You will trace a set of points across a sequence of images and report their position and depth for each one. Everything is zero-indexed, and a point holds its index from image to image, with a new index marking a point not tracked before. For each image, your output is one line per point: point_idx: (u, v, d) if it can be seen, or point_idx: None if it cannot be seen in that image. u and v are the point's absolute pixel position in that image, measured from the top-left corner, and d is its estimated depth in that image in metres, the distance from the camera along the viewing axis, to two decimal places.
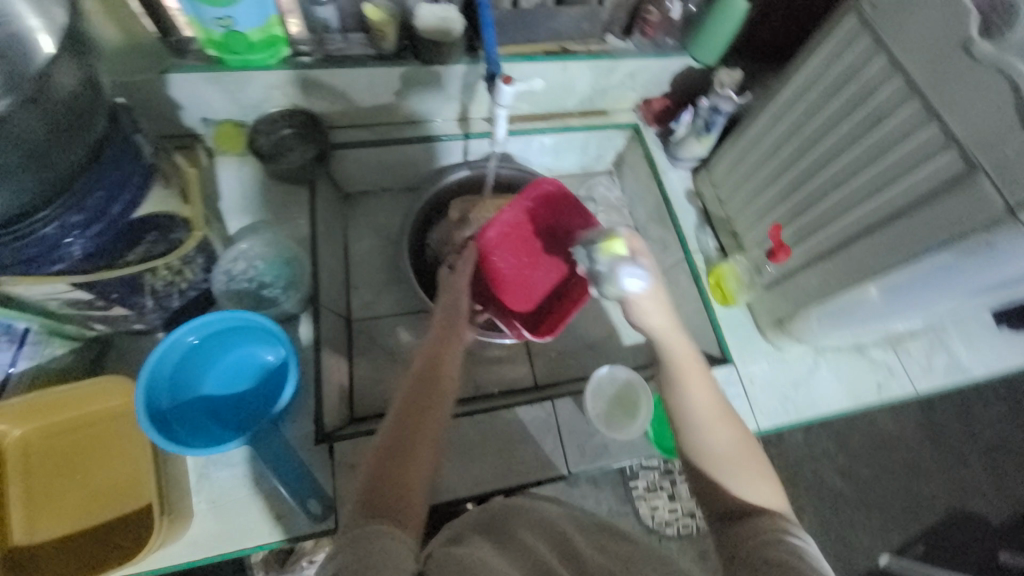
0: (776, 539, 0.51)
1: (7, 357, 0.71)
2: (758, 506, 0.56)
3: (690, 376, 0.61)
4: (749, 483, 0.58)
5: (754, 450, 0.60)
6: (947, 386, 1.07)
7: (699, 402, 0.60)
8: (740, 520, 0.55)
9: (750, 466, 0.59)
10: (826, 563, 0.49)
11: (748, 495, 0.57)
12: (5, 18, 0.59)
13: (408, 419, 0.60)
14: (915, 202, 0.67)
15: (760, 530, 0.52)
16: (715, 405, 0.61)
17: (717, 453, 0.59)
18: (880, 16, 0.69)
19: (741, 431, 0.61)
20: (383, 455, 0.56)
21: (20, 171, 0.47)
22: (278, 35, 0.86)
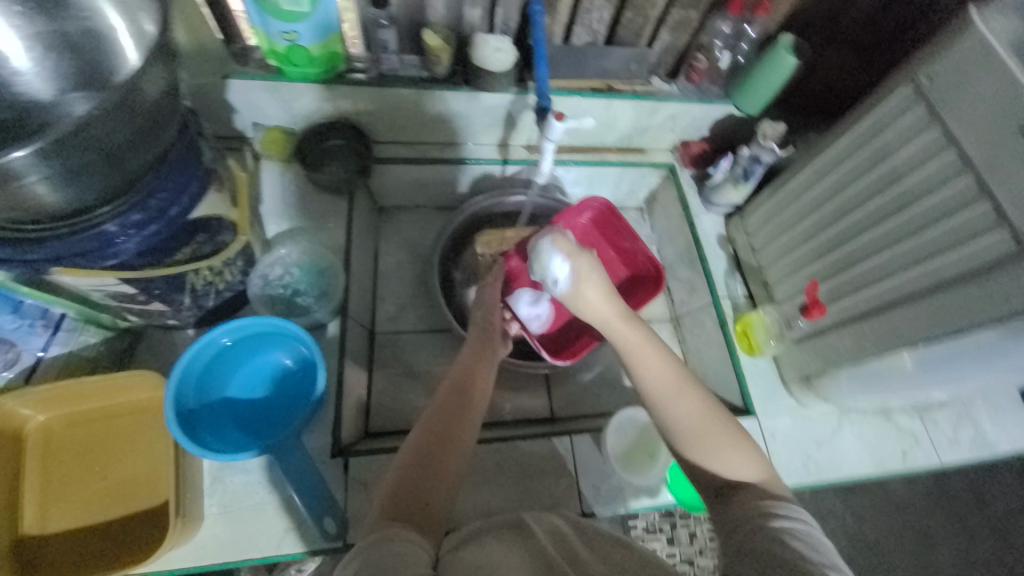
0: (761, 522, 0.52)
1: (39, 342, 0.70)
2: (744, 485, 0.58)
3: (638, 351, 0.63)
4: (730, 457, 0.59)
5: (717, 416, 0.61)
6: (971, 460, 1.03)
7: (650, 384, 0.62)
8: (732, 503, 0.57)
9: (725, 436, 0.60)
10: (817, 539, 0.50)
11: (733, 471, 0.59)
12: (88, 14, 0.60)
13: (434, 427, 0.63)
14: (960, 276, 0.67)
15: (749, 517, 0.53)
16: (669, 377, 0.62)
17: (685, 428, 0.60)
18: (936, 88, 0.69)
19: (704, 397, 0.62)
20: (410, 460, 0.60)
21: (95, 171, 0.49)
22: (338, 51, 0.89)
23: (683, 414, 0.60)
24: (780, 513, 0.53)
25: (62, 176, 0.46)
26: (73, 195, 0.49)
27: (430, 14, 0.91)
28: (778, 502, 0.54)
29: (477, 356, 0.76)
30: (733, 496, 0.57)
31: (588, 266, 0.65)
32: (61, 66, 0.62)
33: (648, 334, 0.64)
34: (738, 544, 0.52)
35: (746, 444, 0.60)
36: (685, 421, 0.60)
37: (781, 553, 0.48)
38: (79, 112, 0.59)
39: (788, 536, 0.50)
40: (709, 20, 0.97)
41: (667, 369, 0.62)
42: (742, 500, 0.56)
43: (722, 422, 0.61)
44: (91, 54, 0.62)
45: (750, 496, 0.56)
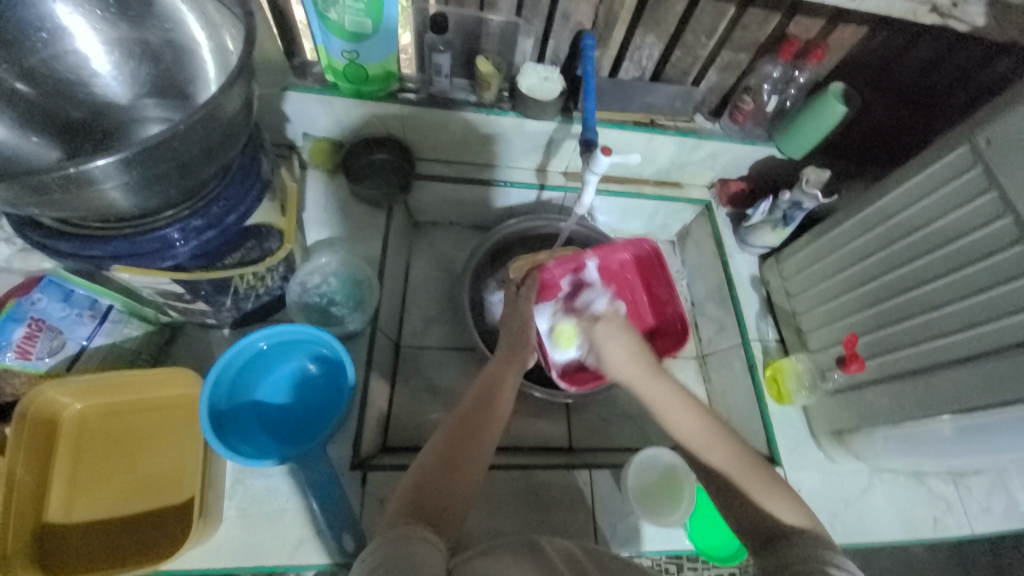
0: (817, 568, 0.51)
1: (83, 331, 0.71)
2: (792, 530, 0.57)
3: (665, 407, 0.71)
4: (771, 503, 0.60)
5: (753, 465, 0.63)
6: (1006, 533, 0.98)
7: (685, 440, 0.68)
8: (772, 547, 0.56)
9: (763, 481, 0.62)
10: None
11: (778, 515, 0.59)
12: (171, 26, 0.62)
13: (459, 433, 0.63)
14: (1015, 345, 0.65)
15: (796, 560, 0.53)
16: (699, 431, 0.67)
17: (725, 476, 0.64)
18: (995, 152, 0.68)
19: (739, 446, 0.65)
20: (433, 464, 0.59)
21: (168, 179, 0.51)
22: (393, 71, 0.91)
23: (720, 463, 0.64)
24: (826, 560, 0.52)
25: (138, 183, 0.49)
26: (142, 201, 0.52)
27: (484, 41, 0.94)
28: (829, 548, 0.53)
29: (504, 365, 0.74)
30: (778, 538, 0.56)
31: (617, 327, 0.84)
32: (139, 72, 0.65)
33: (674, 390, 0.72)
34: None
35: (785, 490, 0.61)
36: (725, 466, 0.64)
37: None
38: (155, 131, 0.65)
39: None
40: (759, 64, 0.97)
41: (698, 420, 0.68)
42: (782, 546, 0.55)
43: (754, 470, 0.63)
44: (169, 62, 0.65)
45: (793, 543, 0.55)
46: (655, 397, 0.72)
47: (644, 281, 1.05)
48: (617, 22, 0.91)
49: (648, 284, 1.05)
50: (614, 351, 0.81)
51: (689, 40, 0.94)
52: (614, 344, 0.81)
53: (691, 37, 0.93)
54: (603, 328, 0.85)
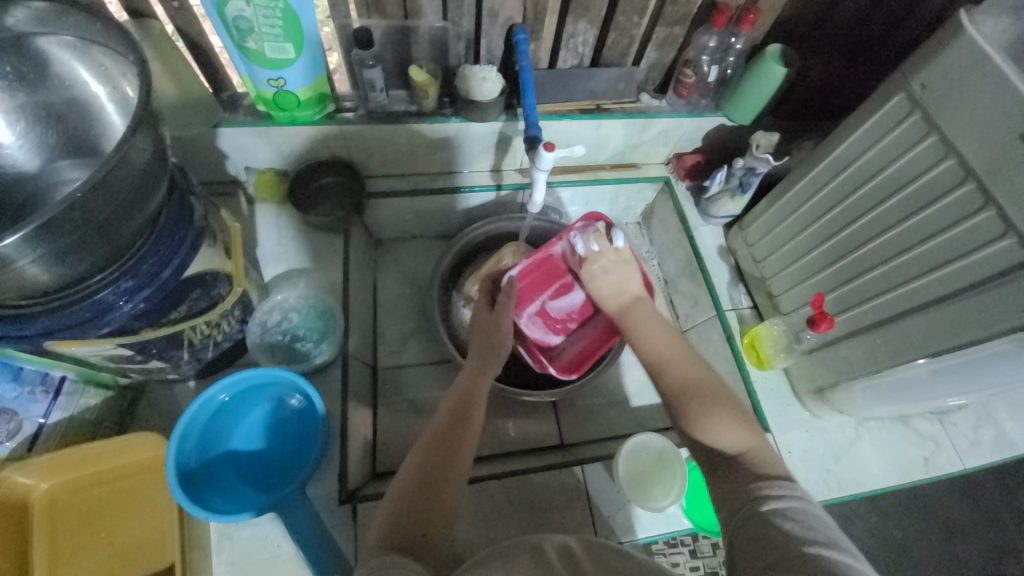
0: (753, 512, 0.51)
1: (39, 409, 0.69)
2: (736, 456, 0.59)
3: (645, 329, 0.75)
4: (718, 427, 0.61)
5: (714, 389, 0.65)
6: (995, 462, 1.01)
7: (648, 359, 0.71)
8: (729, 475, 0.57)
9: (713, 405, 0.63)
10: (816, 519, 0.49)
11: (721, 440, 0.60)
12: (70, 83, 0.61)
13: (433, 448, 0.62)
14: (972, 285, 0.66)
15: (741, 506, 0.53)
16: (668, 351, 0.70)
17: (672, 395, 0.66)
18: (930, 96, 0.68)
19: (701, 368, 0.69)
20: (411, 485, 0.59)
21: (87, 244, 0.49)
22: (326, 91, 0.89)
23: (674, 383, 0.67)
24: (766, 493, 0.52)
25: (54, 255, 0.47)
26: (65, 271, 0.49)
27: (415, 49, 0.91)
28: (770, 479, 0.54)
29: (478, 370, 0.75)
30: (732, 469, 0.57)
31: (611, 261, 0.82)
32: (46, 137, 0.63)
33: (660, 322, 0.75)
34: (737, 537, 0.51)
35: (740, 420, 0.61)
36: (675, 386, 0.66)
37: (775, 537, 0.47)
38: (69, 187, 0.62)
39: (778, 519, 0.49)
40: (695, 35, 0.96)
41: (669, 345, 0.72)
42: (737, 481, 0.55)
43: (720, 398, 0.64)
44: (75, 122, 0.63)
45: (744, 476, 0.55)
46: (632, 321, 0.77)
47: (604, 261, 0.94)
48: (546, 12, 0.89)
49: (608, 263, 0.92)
50: (607, 282, 0.82)
51: (622, 21, 0.92)
52: (610, 278, 0.81)
53: (623, 18, 0.92)
54: (598, 265, 0.82)
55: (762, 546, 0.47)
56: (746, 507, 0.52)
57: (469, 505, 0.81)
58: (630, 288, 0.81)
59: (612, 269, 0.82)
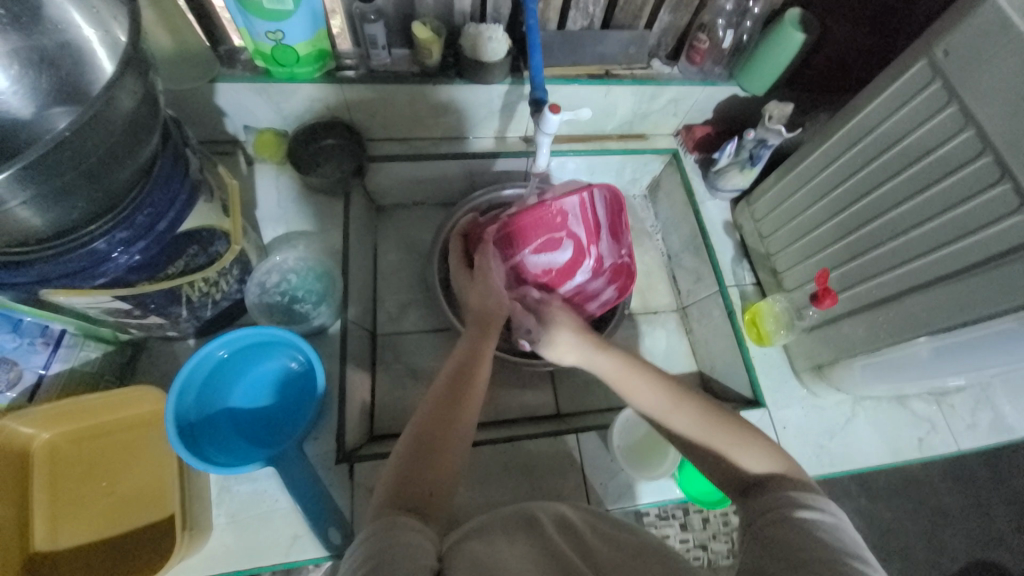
0: (782, 517, 0.51)
1: (39, 360, 0.69)
2: (768, 477, 0.56)
3: (626, 384, 0.67)
4: (744, 455, 0.59)
5: (722, 420, 0.62)
6: (989, 445, 1.01)
7: (648, 410, 0.65)
8: (760, 497, 0.54)
9: (734, 433, 0.60)
10: (843, 534, 0.48)
11: (753, 468, 0.58)
12: (62, 27, 0.59)
13: (437, 415, 0.61)
14: (981, 262, 0.64)
15: (771, 510, 0.52)
16: (662, 396, 0.64)
17: (692, 439, 0.62)
18: (953, 64, 0.65)
19: (702, 403, 0.63)
20: (413, 448, 0.58)
21: (76, 190, 0.48)
22: (326, 48, 0.86)
23: (685, 432, 0.62)
24: (798, 503, 0.51)
25: (43, 199, 0.46)
26: (56, 217, 0.49)
27: (418, 5, 0.88)
28: (801, 489, 0.53)
29: (478, 339, 0.73)
30: (764, 490, 0.55)
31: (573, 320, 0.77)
32: (39, 83, 0.61)
33: (633, 362, 0.68)
34: (762, 535, 0.51)
35: (760, 440, 0.60)
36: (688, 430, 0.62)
37: (803, 545, 0.47)
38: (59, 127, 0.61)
39: (815, 529, 0.49)
40: None
41: (665, 392, 0.65)
42: (765, 496, 0.54)
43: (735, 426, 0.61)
44: (69, 68, 0.61)
45: (776, 486, 0.54)
46: (620, 371, 0.68)
47: (609, 229, 0.95)
48: None
49: (614, 234, 0.96)
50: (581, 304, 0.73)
51: None
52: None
53: None
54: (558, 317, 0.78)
55: (796, 550, 0.47)
56: (775, 513, 0.51)
57: (464, 469, 0.82)
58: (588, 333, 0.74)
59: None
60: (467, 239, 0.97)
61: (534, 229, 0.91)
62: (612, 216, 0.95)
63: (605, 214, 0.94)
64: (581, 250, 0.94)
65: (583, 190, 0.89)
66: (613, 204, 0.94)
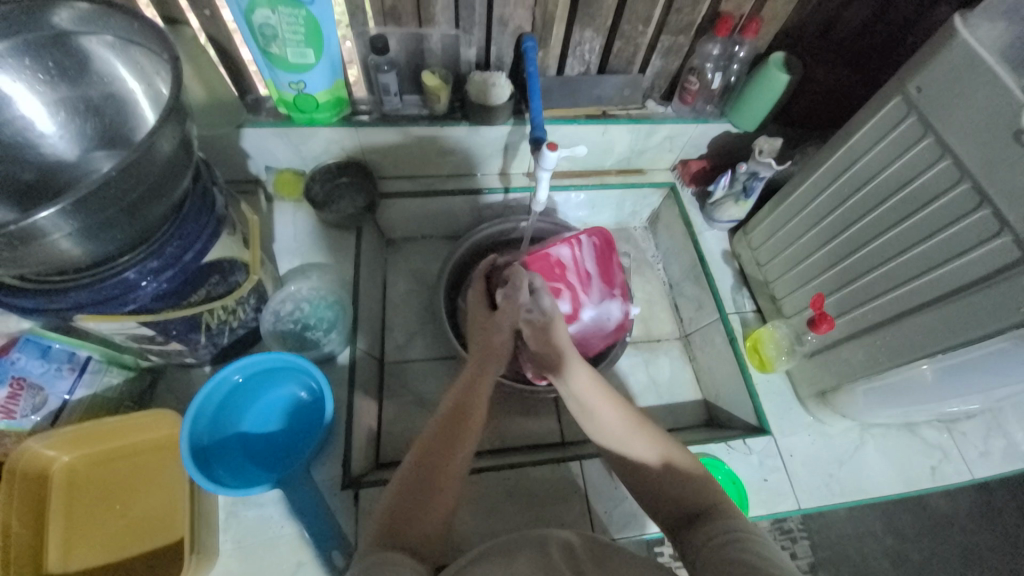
0: (727, 540, 0.51)
1: (65, 385, 0.73)
2: (713, 505, 0.56)
3: (594, 402, 0.67)
4: (688, 487, 0.59)
5: (678, 452, 0.63)
6: (1006, 474, 0.98)
7: (610, 433, 0.65)
8: (697, 531, 0.54)
9: (686, 462, 0.62)
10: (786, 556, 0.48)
11: (699, 496, 0.58)
12: (109, 80, 0.66)
13: (433, 446, 0.60)
14: (971, 284, 0.66)
15: (718, 535, 0.52)
16: (623, 422, 0.65)
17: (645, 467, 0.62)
18: (926, 99, 0.69)
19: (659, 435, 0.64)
20: (410, 480, 0.58)
21: (115, 224, 0.53)
22: (343, 96, 0.93)
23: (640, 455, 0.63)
24: (744, 529, 0.52)
25: (85, 231, 0.51)
26: (94, 249, 0.54)
27: (427, 56, 0.96)
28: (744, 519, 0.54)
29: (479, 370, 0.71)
30: (703, 523, 0.55)
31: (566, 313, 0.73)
32: (84, 129, 0.68)
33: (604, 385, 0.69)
34: (709, 557, 0.50)
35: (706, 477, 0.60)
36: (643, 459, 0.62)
37: (743, 561, 0.47)
38: (100, 169, 0.67)
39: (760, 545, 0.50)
40: (700, 43, 0.99)
41: (629, 424, 0.65)
42: (709, 530, 0.53)
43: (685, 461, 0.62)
44: (112, 116, 0.68)
45: (720, 515, 0.54)
46: (587, 402, 0.68)
47: (600, 274, 1.00)
48: (555, 21, 0.93)
49: (606, 278, 1.00)
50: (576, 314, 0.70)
51: (627, 30, 0.96)
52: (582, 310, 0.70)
53: (629, 26, 0.95)
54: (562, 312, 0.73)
55: (738, 566, 0.47)
56: (718, 536, 0.52)
57: (469, 496, 0.83)
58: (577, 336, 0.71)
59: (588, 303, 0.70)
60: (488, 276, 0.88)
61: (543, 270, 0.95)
62: (601, 256, 1.00)
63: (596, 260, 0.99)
64: (579, 299, 0.98)
65: (573, 240, 0.97)
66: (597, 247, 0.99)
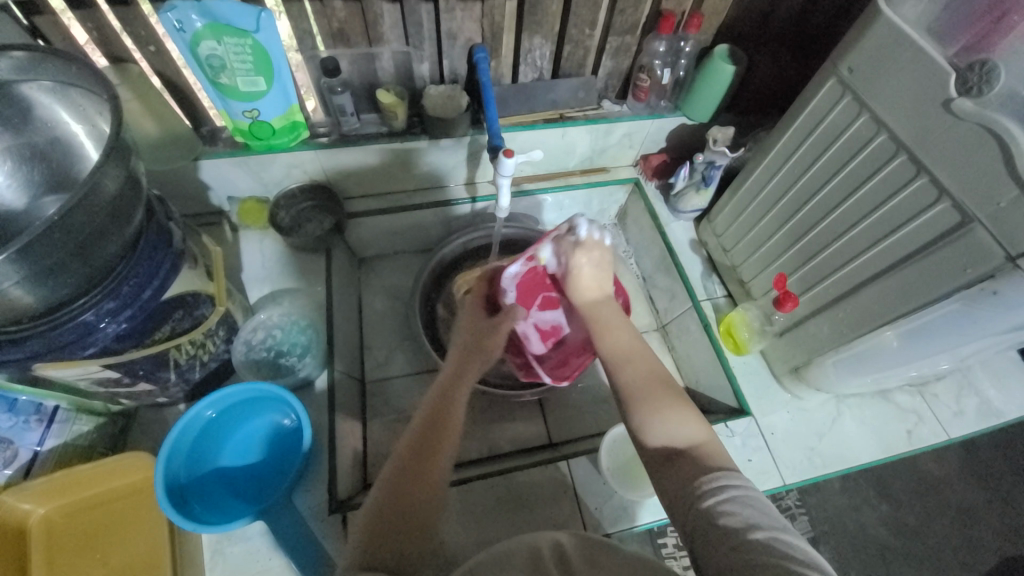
0: (706, 498, 0.48)
1: (34, 437, 0.71)
2: (692, 449, 0.55)
3: (601, 328, 0.70)
4: (670, 416, 0.58)
5: (665, 385, 0.62)
6: (981, 430, 1.01)
7: (605, 355, 0.67)
8: (680, 467, 0.53)
9: (669, 400, 0.60)
10: (769, 506, 0.46)
11: (676, 433, 0.57)
12: (52, 125, 0.66)
13: (411, 453, 0.60)
14: (916, 251, 0.69)
15: (694, 489, 0.50)
16: (619, 349, 0.66)
17: (624, 391, 0.62)
18: (857, 79, 0.72)
19: (648, 366, 0.64)
20: (388, 493, 0.57)
21: (66, 267, 0.53)
22: (299, 120, 0.93)
23: (626, 381, 0.63)
24: (720, 484, 0.49)
25: (35, 278, 0.50)
26: (47, 294, 0.53)
27: (381, 74, 0.97)
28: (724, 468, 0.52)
29: (456, 370, 0.72)
30: (685, 460, 0.54)
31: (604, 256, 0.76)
32: (32, 175, 0.67)
33: (612, 316, 0.71)
34: (691, 522, 0.48)
35: (687, 406, 0.59)
36: (633, 380, 0.62)
37: (725, 526, 0.45)
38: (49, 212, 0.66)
39: (729, 506, 0.47)
40: (646, 42, 1.01)
41: (634, 344, 0.66)
42: (688, 475, 0.52)
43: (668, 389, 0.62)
44: (59, 159, 0.68)
45: (698, 463, 0.53)
46: (602, 316, 0.71)
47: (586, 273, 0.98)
48: (503, 31, 0.95)
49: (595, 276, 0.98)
50: (592, 272, 0.75)
51: (575, 34, 0.98)
52: (592, 268, 0.75)
53: (576, 31, 0.97)
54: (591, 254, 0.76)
55: (724, 536, 0.44)
56: (695, 494, 0.49)
57: (459, 507, 0.83)
58: (606, 284, 0.75)
59: (599, 263, 0.76)
60: (491, 282, 0.91)
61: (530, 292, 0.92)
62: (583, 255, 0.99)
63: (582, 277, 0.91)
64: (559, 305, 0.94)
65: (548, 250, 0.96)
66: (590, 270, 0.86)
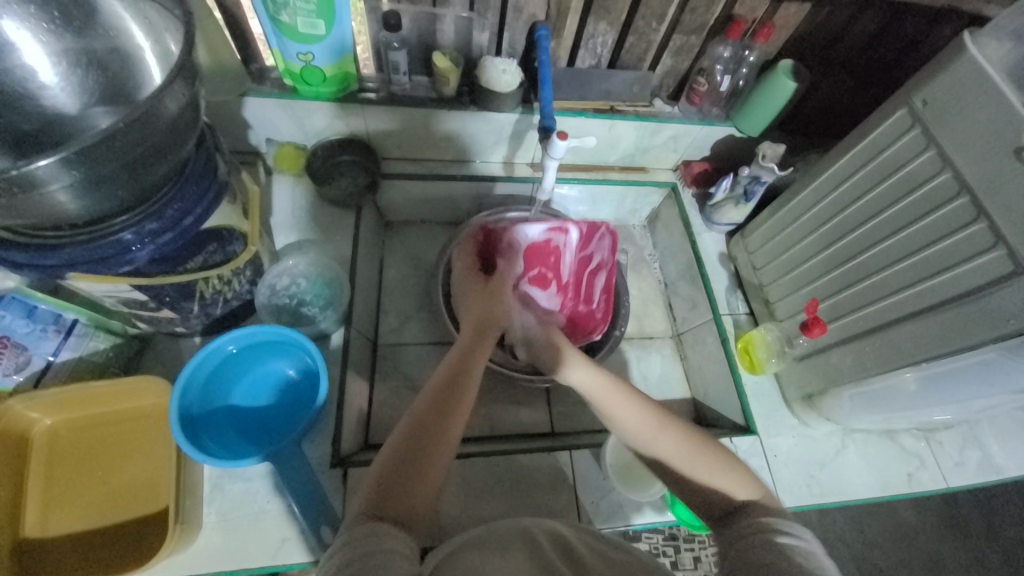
0: (765, 538, 0.53)
1: (49, 346, 0.71)
2: (746, 503, 0.59)
3: (614, 405, 0.70)
4: (725, 480, 0.62)
5: (702, 446, 0.65)
6: (978, 484, 1.02)
7: (636, 436, 0.68)
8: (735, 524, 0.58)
9: (718, 460, 0.64)
10: (825, 561, 0.51)
11: (735, 492, 0.61)
12: (115, 34, 0.64)
13: (428, 412, 0.61)
14: (959, 295, 0.68)
15: (742, 536, 0.55)
16: (647, 421, 0.67)
17: (675, 465, 0.65)
18: (931, 112, 0.71)
19: (682, 433, 0.66)
20: (402, 447, 0.58)
21: (115, 179, 0.52)
22: (350, 71, 0.91)
23: (669, 454, 0.65)
24: (783, 529, 0.54)
25: (85, 184, 0.49)
26: (90, 204, 0.52)
27: (439, 37, 0.95)
28: (778, 516, 0.56)
29: (472, 346, 0.72)
30: (739, 516, 0.58)
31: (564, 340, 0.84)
32: (85, 81, 0.66)
33: (622, 389, 0.71)
34: (734, 558, 0.54)
35: (741, 470, 0.63)
36: (670, 456, 0.65)
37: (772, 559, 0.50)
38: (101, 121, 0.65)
39: (802, 558, 0.50)
40: (711, 45, 0.99)
41: (656, 420, 0.67)
42: (741, 529, 0.56)
43: (708, 443, 0.66)
44: (114, 71, 0.66)
45: (751, 512, 0.57)
46: (608, 395, 0.71)
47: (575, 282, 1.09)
48: (569, 12, 0.92)
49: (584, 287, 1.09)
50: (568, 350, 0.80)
51: (641, 25, 0.96)
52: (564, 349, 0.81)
53: (642, 22, 0.95)
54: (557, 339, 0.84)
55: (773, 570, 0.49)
56: (749, 534, 0.54)
57: (457, 479, 0.83)
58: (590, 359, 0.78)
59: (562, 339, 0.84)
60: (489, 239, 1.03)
61: (535, 258, 1.06)
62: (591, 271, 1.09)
63: (574, 267, 1.09)
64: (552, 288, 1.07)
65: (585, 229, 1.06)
66: (594, 264, 1.10)
